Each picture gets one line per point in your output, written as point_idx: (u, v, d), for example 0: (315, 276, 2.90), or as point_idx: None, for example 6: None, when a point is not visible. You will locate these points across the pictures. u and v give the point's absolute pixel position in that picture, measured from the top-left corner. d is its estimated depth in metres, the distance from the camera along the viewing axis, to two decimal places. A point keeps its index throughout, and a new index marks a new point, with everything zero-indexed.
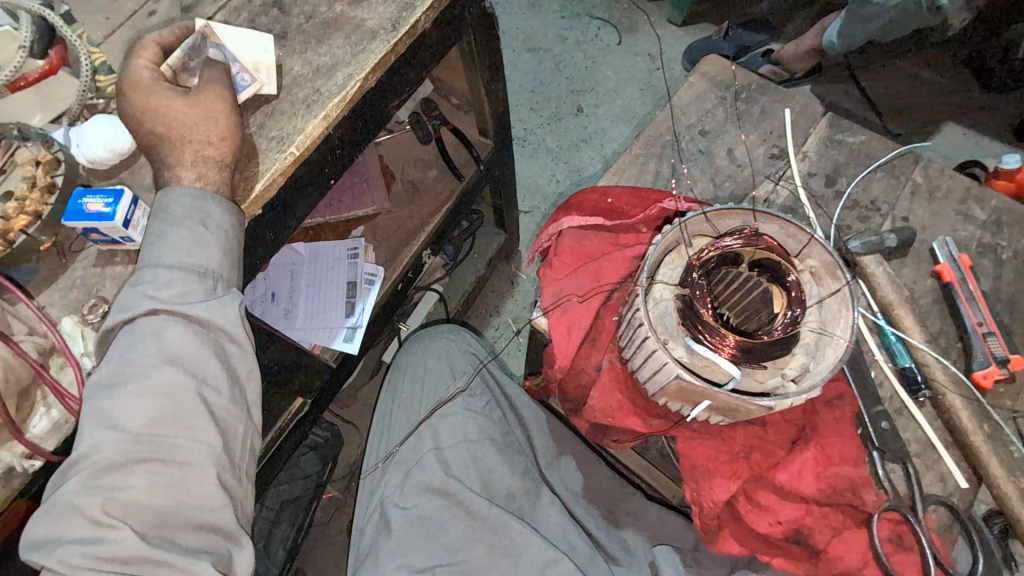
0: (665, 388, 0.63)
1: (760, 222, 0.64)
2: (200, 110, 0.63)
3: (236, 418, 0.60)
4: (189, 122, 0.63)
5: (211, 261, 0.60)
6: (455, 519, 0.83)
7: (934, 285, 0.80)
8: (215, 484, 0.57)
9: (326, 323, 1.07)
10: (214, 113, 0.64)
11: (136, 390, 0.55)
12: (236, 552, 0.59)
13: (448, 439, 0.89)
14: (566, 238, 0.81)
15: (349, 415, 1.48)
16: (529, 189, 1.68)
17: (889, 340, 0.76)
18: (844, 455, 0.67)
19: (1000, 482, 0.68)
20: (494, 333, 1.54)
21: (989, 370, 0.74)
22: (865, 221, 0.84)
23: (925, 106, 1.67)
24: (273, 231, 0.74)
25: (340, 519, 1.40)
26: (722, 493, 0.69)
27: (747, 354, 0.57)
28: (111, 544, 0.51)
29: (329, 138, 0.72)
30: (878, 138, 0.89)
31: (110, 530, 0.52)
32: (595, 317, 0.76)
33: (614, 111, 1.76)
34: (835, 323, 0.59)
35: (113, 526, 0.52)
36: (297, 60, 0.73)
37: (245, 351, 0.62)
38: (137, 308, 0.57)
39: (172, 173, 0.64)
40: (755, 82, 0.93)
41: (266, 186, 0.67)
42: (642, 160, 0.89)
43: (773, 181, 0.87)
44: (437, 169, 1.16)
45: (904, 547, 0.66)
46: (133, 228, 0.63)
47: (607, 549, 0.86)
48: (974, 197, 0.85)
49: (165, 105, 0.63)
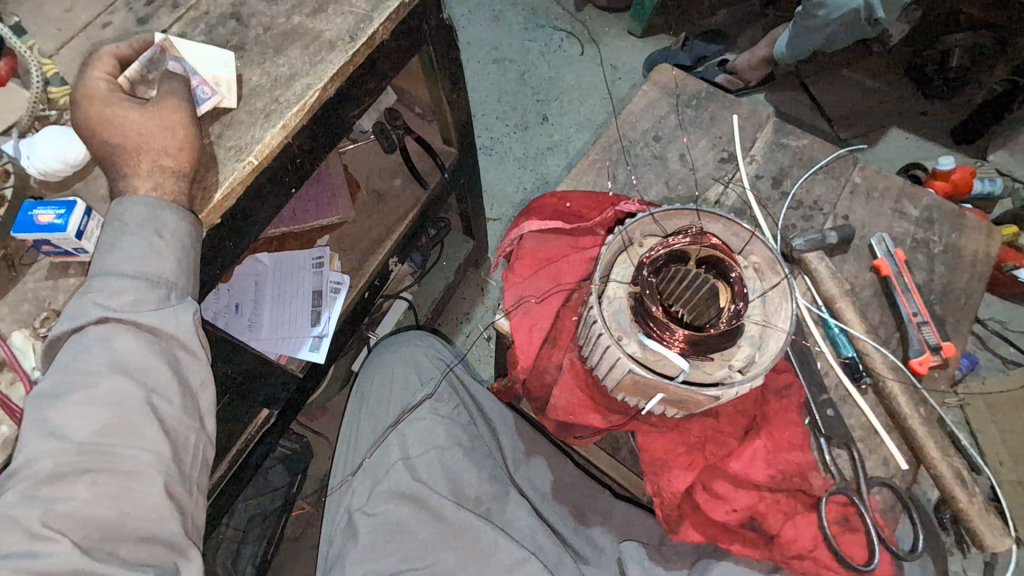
0: (621, 383, 0.65)
1: (705, 221, 0.67)
2: (158, 121, 0.64)
3: (187, 428, 0.60)
4: (145, 132, 0.63)
5: (166, 269, 0.60)
6: (420, 523, 0.84)
7: (873, 278, 0.85)
8: (163, 495, 0.57)
9: (290, 333, 1.06)
10: (173, 124, 0.64)
11: (82, 399, 0.54)
12: (185, 566, 0.58)
13: (414, 444, 0.90)
14: (527, 242, 0.84)
15: (318, 427, 1.46)
16: (497, 196, 1.70)
17: (832, 331, 0.80)
18: (792, 440, 0.70)
19: (936, 463, 0.72)
20: (465, 339, 1.55)
21: (924, 357, 0.78)
22: (809, 220, 0.89)
23: (868, 112, 1.77)
24: (233, 240, 0.74)
25: (311, 532, 1.38)
26: (679, 483, 0.71)
27: (695, 347, 0.60)
28: (47, 558, 0.50)
29: (289, 147, 0.73)
30: (819, 141, 0.94)
31: (47, 544, 0.50)
32: (555, 318, 0.78)
33: (577, 119, 1.80)
34: (778, 315, 0.61)
35: (52, 538, 0.50)
36: (256, 71, 0.74)
37: (199, 360, 0.62)
38: (85, 316, 0.56)
39: (127, 184, 0.63)
40: (704, 90, 0.97)
41: (225, 195, 0.68)
42: (599, 166, 0.92)
43: (723, 184, 0.91)
44: (402, 177, 1.17)
45: (851, 528, 0.70)
46: (86, 239, 0.62)
47: (575, 547, 0.88)
48: (908, 196, 0.90)
49: (123, 116, 0.63)
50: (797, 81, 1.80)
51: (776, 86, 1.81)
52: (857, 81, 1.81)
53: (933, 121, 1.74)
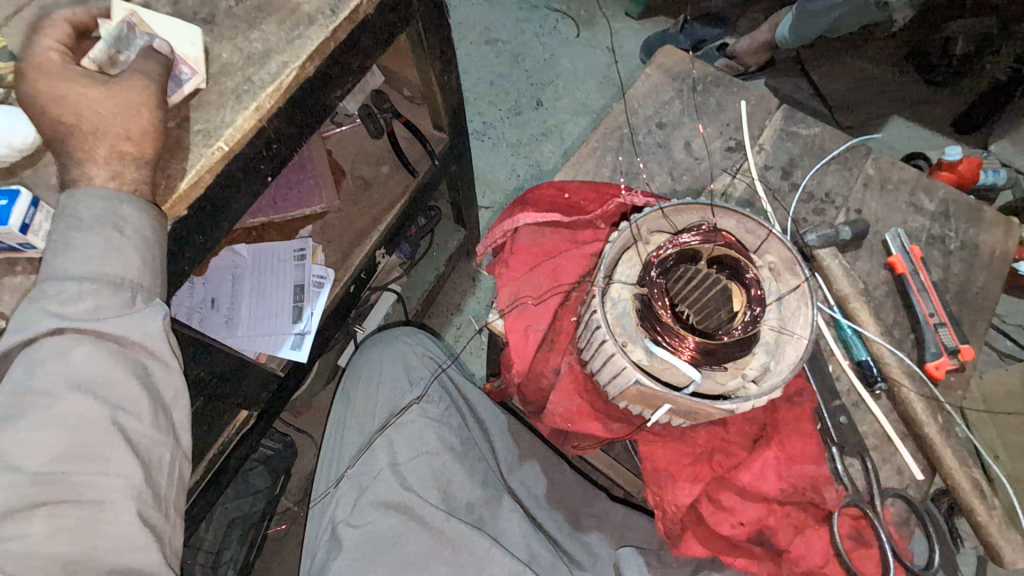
0: (625, 392, 0.60)
1: (718, 217, 0.62)
2: (118, 101, 0.56)
3: (160, 445, 0.54)
4: (106, 113, 0.56)
5: (129, 269, 0.54)
6: (412, 536, 0.79)
7: (887, 276, 0.81)
8: (136, 523, 0.51)
9: (271, 330, 1.00)
10: (136, 106, 0.57)
11: (35, 423, 0.48)
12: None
13: (404, 450, 0.85)
14: (522, 236, 0.78)
15: (302, 424, 1.41)
16: (489, 184, 1.64)
17: (845, 333, 0.76)
18: (805, 453, 0.66)
19: (954, 474, 0.69)
20: (455, 332, 1.49)
21: (941, 361, 0.74)
22: (820, 214, 0.84)
23: (870, 100, 1.71)
24: (202, 234, 0.67)
25: (296, 532, 1.33)
26: (685, 496, 0.67)
27: (707, 355, 0.56)
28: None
29: (264, 132, 0.66)
30: (831, 130, 0.88)
31: None
32: (553, 318, 0.73)
33: (572, 104, 1.73)
34: (795, 320, 0.57)
35: None
36: (227, 47, 0.67)
37: (171, 369, 0.56)
38: (36, 327, 0.50)
39: (80, 170, 0.56)
40: (711, 74, 0.91)
41: (191, 185, 0.61)
42: (599, 154, 0.86)
43: (730, 174, 0.85)
44: (390, 164, 1.10)
45: (864, 542, 0.67)
46: (33, 233, 0.56)
47: (570, 554, 0.83)
48: (924, 189, 0.86)
49: (81, 93, 0.56)
50: (798, 67, 1.74)
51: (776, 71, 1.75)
52: (859, 68, 1.74)
53: (937, 109, 1.67)
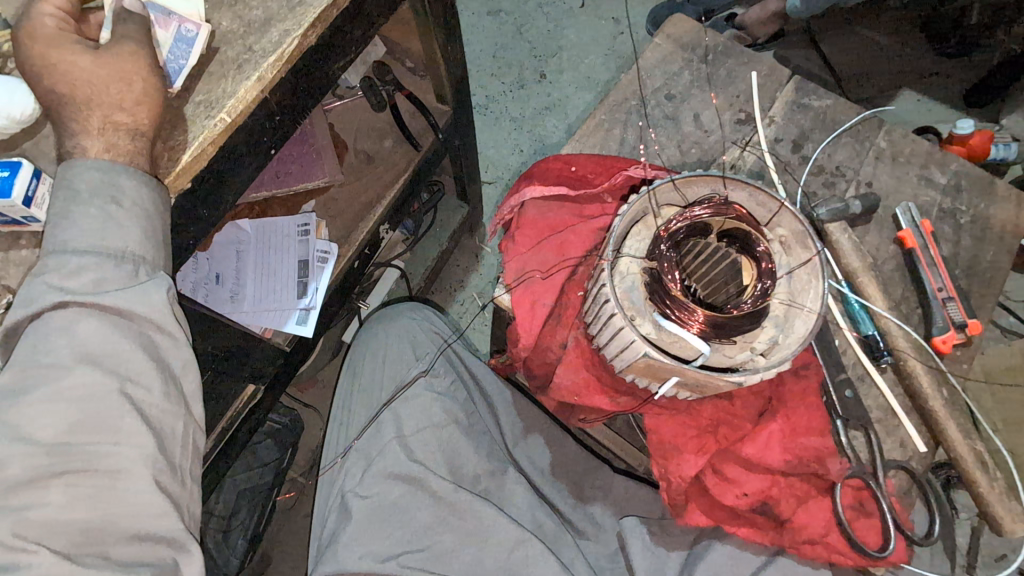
0: (633, 365, 0.60)
1: (729, 188, 0.61)
2: (112, 69, 0.55)
3: (172, 417, 0.54)
4: (96, 82, 0.54)
5: (130, 243, 0.53)
6: (420, 505, 0.81)
7: (896, 251, 0.80)
8: (152, 490, 0.52)
9: (276, 305, 1.01)
10: (127, 73, 0.55)
11: (46, 396, 0.49)
12: (185, 560, 0.55)
13: (411, 423, 0.85)
14: (529, 209, 0.78)
15: (307, 398, 1.43)
16: (492, 160, 1.62)
17: (852, 308, 0.76)
18: (810, 426, 0.67)
19: (958, 447, 0.70)
20: (460, 308, 1.49)
21: (948, 335, 0.75)
22: (830, 187, 0.83)
23: (880, 72, 1.65)
24: (207, 208, 0.66)
25: (304, 502, 1.36)
26: (689, 468, 0.68)
27: (717, 330, 0.56)
28: (26, 571, 0.46)
29: (266, 103, 0.65)
30: (843, 102, 0.87)
31: (25, 555, 0.47)
32: (560, 292, 0.73)
33: (577, 77, 1.70)
34: (805, 294, 0.57)
35: (28, 550, 0.47)
36: (227, 14, 0.64)
37: (178, 340, 0.55)
38: (40, 302, 0.50)
39: (74, 143, 0.55)
40: (723, 43, 0.89)
41: (195, 157, 0.60)
42: (607, 126, 0.85)
43: (739, 147, 0.84)
44: (392, 137, 1.08)
45: (865, 512, 0.68)
46: (36, 206, 0.55)
47: (573, 523, 0.85)
48: (936, 161, 0.84)
49: (70, 62, 0.54)
50: (808, 39, 1.70)
51: (786, 44, 1.70)
52: (870, 39, 1.68)
53: (947, 83, 1.62)
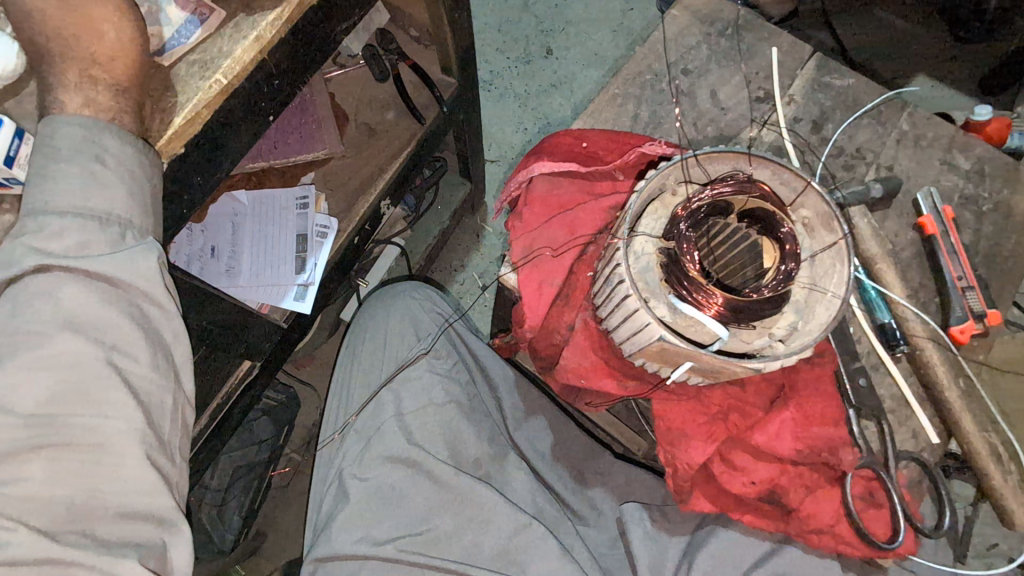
0: (645, 349, 0.58)
1: (753, 166, 0.58)
2: (80, 17, 0.52)
3: (161, 390, 0.52)
4: (66, 35, 0.52)
5: (115, 205, 0.50)
6: (418, 486, 0.79)
7: (915, 238, 0.78)
8: (141, 467, 0.50)
9: (274, 280, 0.98)
10: (95, 20, 0.52)
11: (27, 364, 0.46)
12: (174, 540, 0.53)
13: (411, 403, 0.83)
14: (537, 186, 0.75)
15: (304, 376, 1.41)
16: (496, 137, 1.58)
17: (868, 295, 0.73)
18: (825, 414, 0.65)
19: (971, 438, 0.69)
20: (460, 289, 1.47)
21: (966, 325, 0.73)
22: (850, 170, 0.80)
23: (895, 57, 1.60)
24: (201, 175, 0.62)
25: (300, 480, 1.35)
26: (698, 454, 0.66)
27: (736, 313, 0.53)
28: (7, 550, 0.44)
29: (264, 65, 0.61)
30: (866, 81, 0.83)
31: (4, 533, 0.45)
32: (569, 272, 0.70)
33: (584, 54, 1.64)
34: (828, 278, 0.55)
35: (8, 528, 0.45)
36: None
37: (169, 312, 0.53)
38: (20, 265, 0.47)
39: (52, 97, 0.52)
40: (742, 17, 0.85)
41: (187, 122, 0.56)
42: (620, 102, 0.82)
43: (757, 125, 0.81)
44: (395, 109, 1.04)
45: (875, 503, 0.67)
46: (20, 167, 0.52)
47: (573, 507, 0.84)
48: (960, 146, 0.81)
49: (36, 6, 0.51)
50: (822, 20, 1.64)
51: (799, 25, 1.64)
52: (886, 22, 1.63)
53: (963, 70, 1.58)
